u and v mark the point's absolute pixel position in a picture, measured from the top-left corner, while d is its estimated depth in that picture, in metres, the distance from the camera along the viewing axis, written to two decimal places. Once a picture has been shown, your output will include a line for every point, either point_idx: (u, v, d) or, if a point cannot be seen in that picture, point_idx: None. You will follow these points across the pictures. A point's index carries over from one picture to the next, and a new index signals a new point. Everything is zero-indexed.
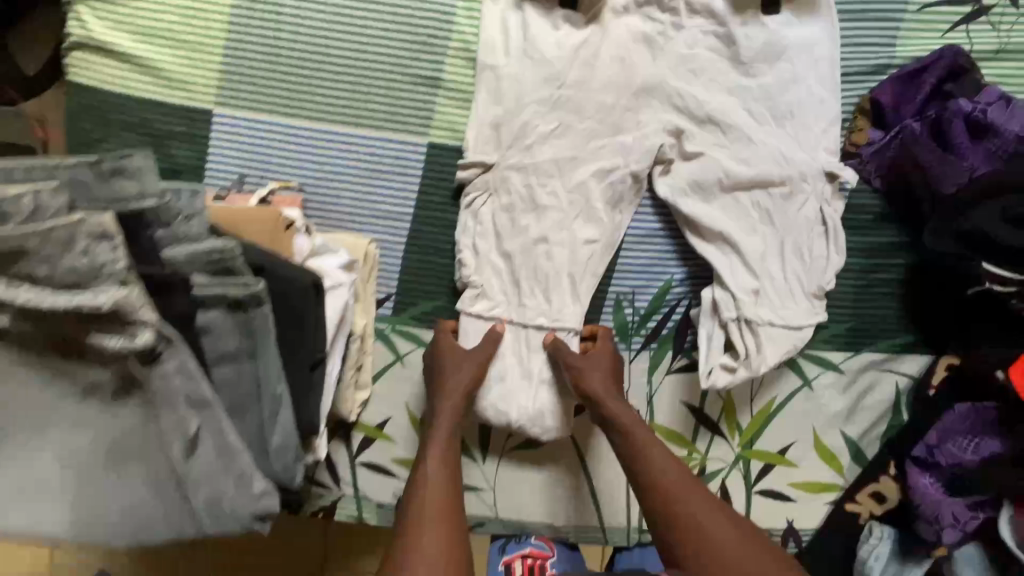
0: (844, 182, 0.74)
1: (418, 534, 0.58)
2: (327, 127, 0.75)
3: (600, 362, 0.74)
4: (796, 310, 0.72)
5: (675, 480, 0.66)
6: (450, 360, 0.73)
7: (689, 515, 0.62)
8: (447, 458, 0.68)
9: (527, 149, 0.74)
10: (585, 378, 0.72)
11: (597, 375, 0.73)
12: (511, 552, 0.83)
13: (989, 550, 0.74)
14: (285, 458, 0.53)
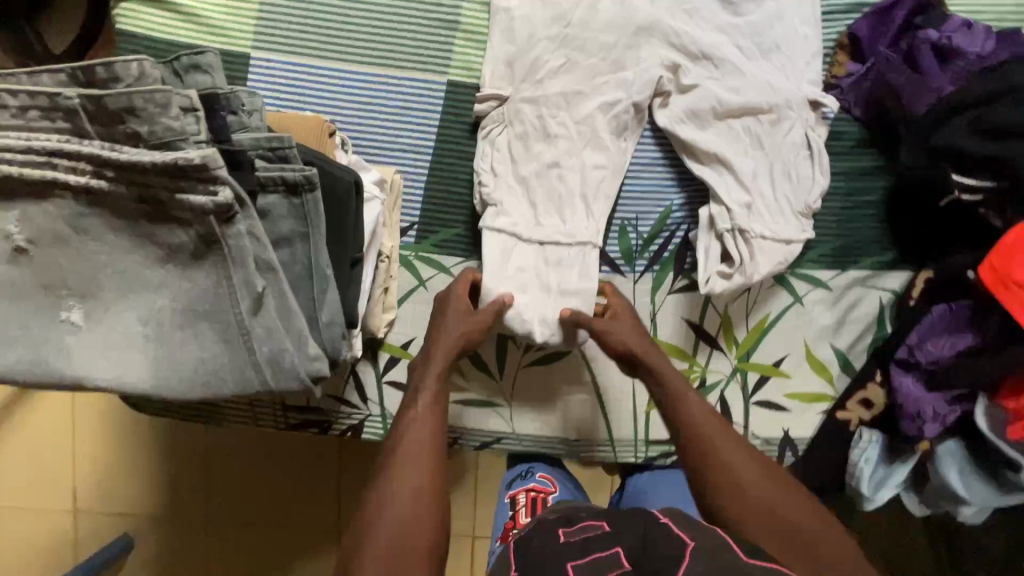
0: (827, 111, 0.82)
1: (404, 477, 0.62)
2: (355, 67, 0.82)
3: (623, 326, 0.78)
4: (786, 226, 0.80)
5: (703, 421, 0.67)
6: (453, 311, 0.77)
7: (715, 451, 0.64)
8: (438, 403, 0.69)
9: (538, 83, 0.82)
10: (612, 340, 0.76)
11: (628, 339, 0.76)
12: (517, 487, 0.98)
13: (971, 445, 0.80)
14: (333, 332, 0.60)
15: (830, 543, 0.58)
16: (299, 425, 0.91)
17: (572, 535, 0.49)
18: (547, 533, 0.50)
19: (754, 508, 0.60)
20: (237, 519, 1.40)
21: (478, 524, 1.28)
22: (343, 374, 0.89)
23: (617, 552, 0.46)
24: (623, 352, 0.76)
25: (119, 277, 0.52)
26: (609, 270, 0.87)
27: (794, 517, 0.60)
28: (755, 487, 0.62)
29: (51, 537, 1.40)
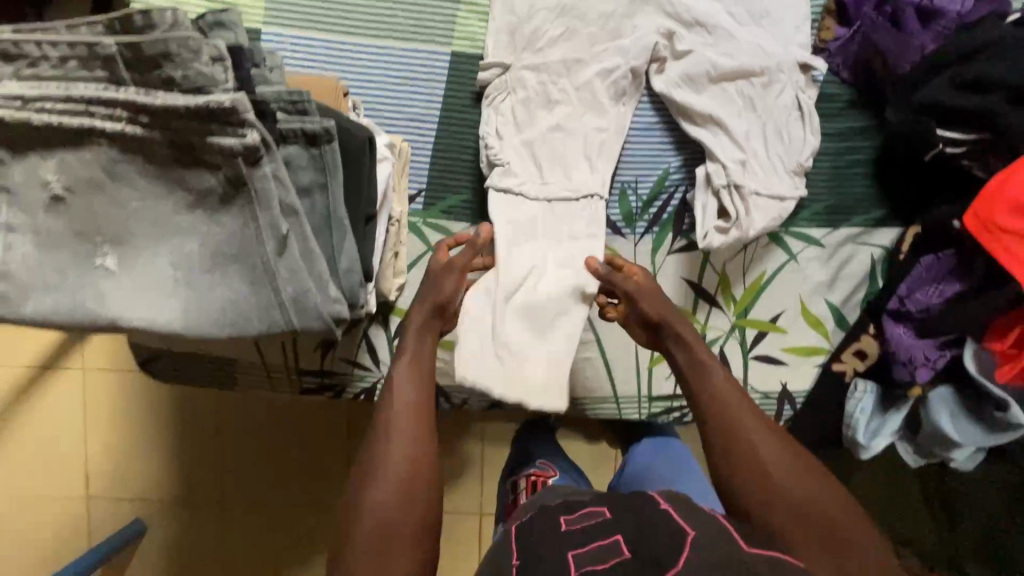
0: (816, 73, 0.85)
1: (386, 444, 0.66)
2: (362, 39, 0.86)
3: (651, 294, 0.79)
4: (780, 184, 0.83)
5: (722, 394, 0.70)
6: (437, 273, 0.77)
7: (739, 434, 0.67)
8: (417, 369, 0.72)
9: (539, 52, 0.85)
10: (642, 308, 0.78)
11: (656, 310, 0.77)
12: (519, 473, 1.13)
13: (961, 390, 0.83)
14: (351, 279, 0.63)
15: (841, 515, 0.62)
16: (314, 389, 0.95)
17: (573, 523, 0.57)
18: (552, 521, 0.58)
19: (769, 482, 0.64)
20: (246, 498, 1.43)
21: (484, 501, 1.31)
22: (356, 338, 0.92)
23: (617, 540, 0.54)
24: (651, 324, 0.78)
25: (150, 222, 0.55)
26: (611, 233, 0.91)
27: (808, 493, 0.63)
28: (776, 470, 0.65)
29: (66, 522, 1.43)
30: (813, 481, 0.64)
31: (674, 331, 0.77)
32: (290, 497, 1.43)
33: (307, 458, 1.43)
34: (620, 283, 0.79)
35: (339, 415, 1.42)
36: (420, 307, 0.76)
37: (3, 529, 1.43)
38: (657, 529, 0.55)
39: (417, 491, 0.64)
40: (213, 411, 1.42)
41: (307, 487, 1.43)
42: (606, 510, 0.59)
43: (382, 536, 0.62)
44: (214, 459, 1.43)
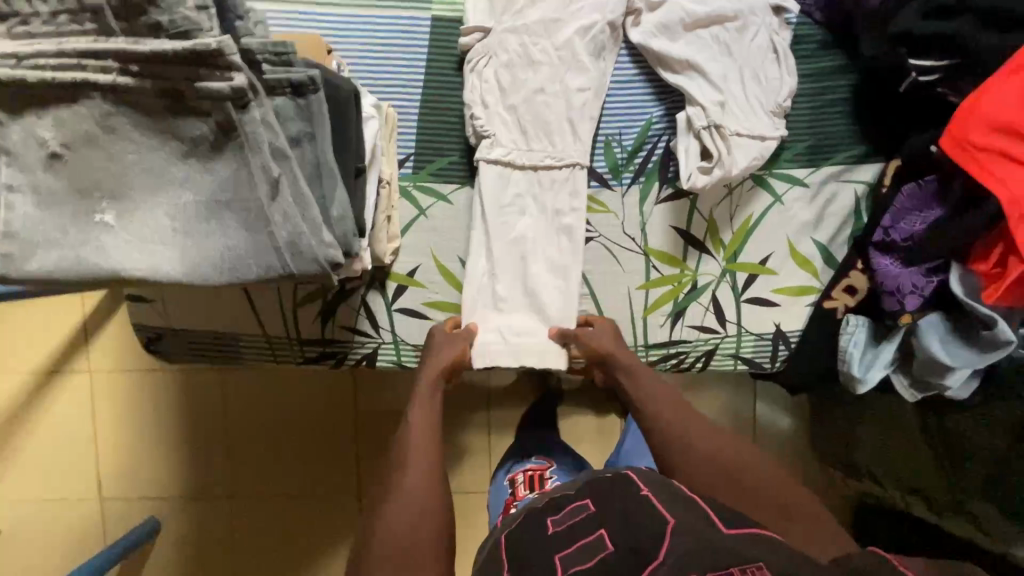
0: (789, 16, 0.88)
1: (398, 470, 0.71)
2: (345, 9, 0.88)
3: (605, 333, 0.89)
4: (761, 124, 0.85)
5: (667, 412, 0.77)
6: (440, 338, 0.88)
7: (684, 437, 0.73)
8: (426, 408, 0.79)
9: (518, 12, 0.87)
10: (593, 345, 0.87)
11: (604, 348, 0.87)
12: (516, 468, 1.15)
13: (950, 316, 0.85)
14: (343, 227, 0.65)
15: (800, 498, 0.68)
16: (317, 359, 0.96)
17: (559, 524, 0.62)
18: (541, 524, 0.63)
19: (722, 472, 0.70)
20: (253, 498, 1.45)
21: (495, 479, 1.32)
22: (354, 305, 0.94)
23: (602, 535, 0.58)
24: (600, 358, 0.87)
25: (146, 174, 0.57)
26: (599, 186, 0.92)
27: (760, 480, 0.69)
28: (724, 462, 0.70)
29: (82, 521, 1.44)
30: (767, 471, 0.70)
31: (619, 364, 0.86)
32: (295, 507, 1.45)
33: (310, 459, 1.44)
34: (572, 332, 0.88)
35: (344, 403, 1.43)
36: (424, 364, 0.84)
37: (19, 530, 1.44)
38: (638, 520, 0.58)
39: (431, 515, 0.67)
40: (219, 403, 1.44)
41: (314, 486, 1.44)
42: (589, 503, 0.63)
43: (397, 553, 0.63)
44: (222, 452, 1.44)
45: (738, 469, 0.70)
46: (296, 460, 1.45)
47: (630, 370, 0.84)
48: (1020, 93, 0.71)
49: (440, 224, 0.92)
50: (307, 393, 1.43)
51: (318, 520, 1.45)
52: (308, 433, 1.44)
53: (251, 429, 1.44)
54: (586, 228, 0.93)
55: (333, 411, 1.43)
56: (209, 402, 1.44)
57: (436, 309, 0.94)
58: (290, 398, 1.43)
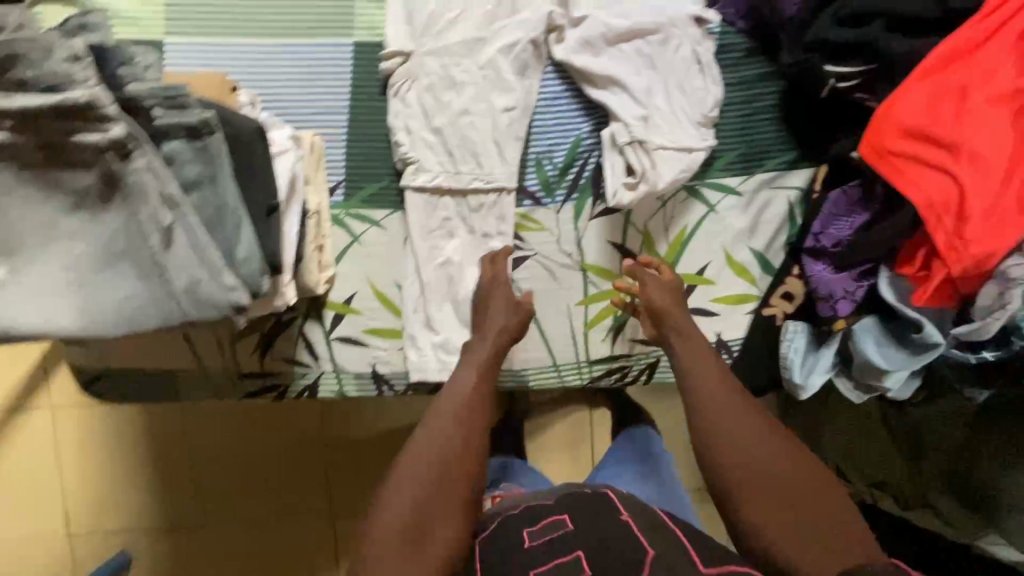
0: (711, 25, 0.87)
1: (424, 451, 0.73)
2: (268, 39, 0.87)
3: (669, 287, 0.87)
4: (687, 135, 0.85)
5: (706, 387, 0.77)
6: (502, 307, 0.85)
7: (713, 415, 0.74)
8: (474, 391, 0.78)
9: (438, 35, 0.86)
10: (651, 296, 0.85)
11: (665, 304, 0.84)
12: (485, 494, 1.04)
13: (883, 319, 0.85)
14: (251, 267, 0.63)
15: (818, 495, 0.69)
16: (258, 393, 0.95)
17: (534, 539, 0.68)
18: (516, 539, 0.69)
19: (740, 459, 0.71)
20: (229, 527, 1.43)
21: None
22: (293, 336, 0.93)
23: (578, 556, 0.64)
24: (657, 310, 0.84)
25: (36, 222, 0.55)
26: (532, 204, 0.92)
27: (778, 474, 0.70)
28: (748, 449, 0.71)
29: (48, 562, 1.42)
30: (803, 476, 0.70)
31: (678, 327, 0.83)
32: (274, 533, 1.43)
33: (288, 486, 1.43)
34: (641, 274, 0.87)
35: (311, 428, 1.42)
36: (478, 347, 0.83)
37: None
38: (614, 549, 0.65)
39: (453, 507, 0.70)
40: (184, 432, 1.41)
41: (296, 505, 1.43)
42: (568, 521, 0.69)
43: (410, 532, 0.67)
44: (192, 482, 1.43)
45: (768, 466, 0.70)
46: (274, 485, 1.43)
47: (686, 331, 0.82)
48: (931, 93, 0.72)
49: (374, 251, 0.91)
50: (277, 417, 1.41)
51: (297, 543, 1.43)
52: (286, 453, 1.42)
53: (220, 456, 1.42)
54: (522, 246, 0.92)
55: (300, 435, 1.42)
56: (173, 433, 1.42)
57: (375, 336, 0.93)
58: (260, 425, 1.42)
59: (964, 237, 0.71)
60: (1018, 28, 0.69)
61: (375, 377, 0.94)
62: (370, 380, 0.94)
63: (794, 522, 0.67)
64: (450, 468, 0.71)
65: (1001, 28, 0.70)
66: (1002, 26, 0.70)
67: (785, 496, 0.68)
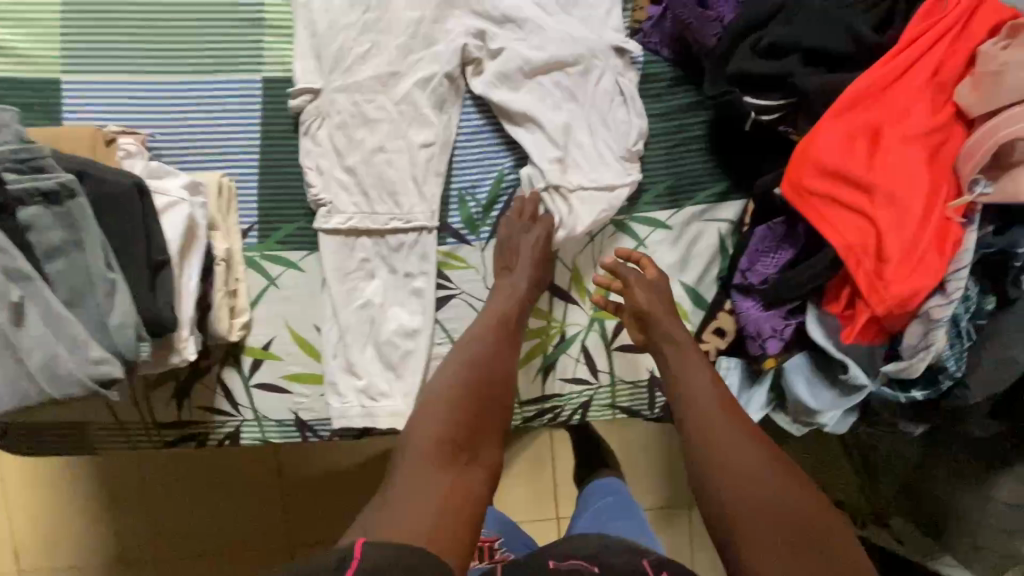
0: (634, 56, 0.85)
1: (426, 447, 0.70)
2: (169, 74, 0.83)
3: (656, 286, 0.85)
4: (609, 171, 0.82)
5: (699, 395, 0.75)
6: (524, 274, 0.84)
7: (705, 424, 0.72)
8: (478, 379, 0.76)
9: (348, 70, 0.82)
10: (637, 298, 0.84)
11: (652, 308, 0.83)
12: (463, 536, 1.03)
13: (814, 356, 0.83)
14: (126, 335, 0.59)
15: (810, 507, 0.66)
16: (177, 442, 0.91)
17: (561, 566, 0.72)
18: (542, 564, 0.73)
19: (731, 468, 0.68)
20: (177, 565, 1.36)
21: None
22: (209, 383, 0.89)
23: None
24: (643, 314, 0.83)
25: None
26: (456, 242, 0.88)
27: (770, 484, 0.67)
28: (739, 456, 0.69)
29: None
30: (797, 497, 0.66)
31: (664, 329, 0.81)
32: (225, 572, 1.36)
33: (252, 531, 1.37)
34: (625, 274, 0.85)
35: (263, 462, 1.37)
36: (491, 311, 0.81)
37: None
38: None
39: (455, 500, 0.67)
40: (138, 480, 1.36)
41: (265, 549, 1.36)
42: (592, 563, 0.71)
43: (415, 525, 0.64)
44: (138, 520, 1.36)
45: (760, 482, 0.66)
46: (240, 530, 1.37)
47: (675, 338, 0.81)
48: (845, 134, 0.69)
49: (292, 294, 0.88)
50: (234, 458, 1.37)
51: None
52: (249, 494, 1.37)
53: (176, 502, 1.36)
54: (447, 285, 0.89)
55: (258, 474, 1.37)
56: (120, 474, 1.36)
57: (296, 382, 0.89)
58: (214, 459, 1.37)
59: (884, 279, 0.69)
60: (931, 67, 0.68)
61: (298, 423, 0.90)
62: (293, 427, 0.91)
63: (789, 535, 0.63)
64: (479, 428, 0.73)
65: (912, 67, 0.68)
66: (914, 65, 0.68)
67: (779, 513, 0.64)
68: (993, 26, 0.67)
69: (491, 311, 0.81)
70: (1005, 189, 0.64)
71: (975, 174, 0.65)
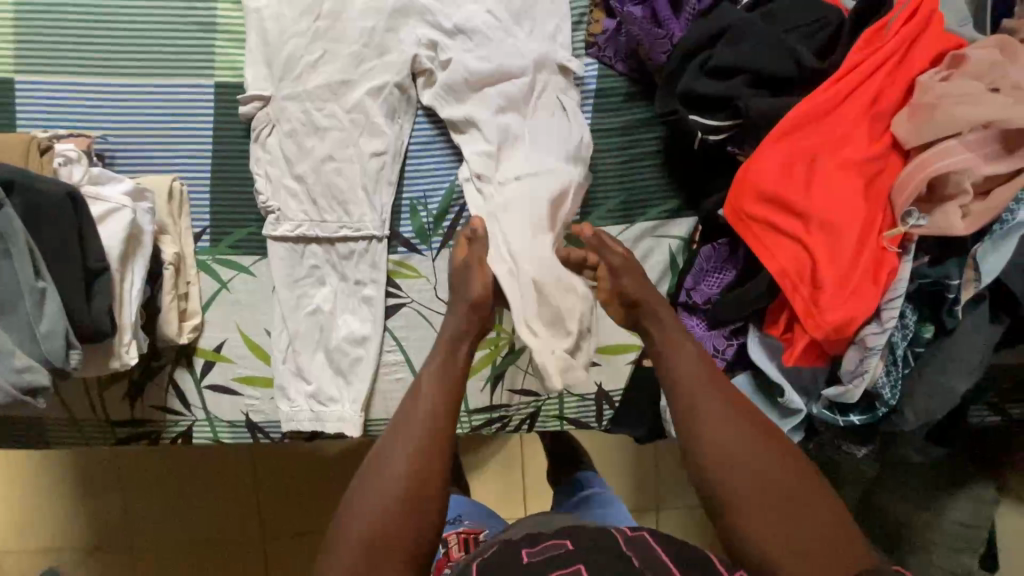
0: (578, 75, 0.87)
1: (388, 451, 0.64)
2: (122, 77, 0.83)
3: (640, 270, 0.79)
4: (545, 157, 0.83)
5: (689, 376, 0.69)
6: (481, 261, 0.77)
7: (694, 407, 0.66)
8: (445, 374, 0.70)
9: (297, 79, 0.83)
10: (623, 283, 0.77)
11: (642, 294, 0.76)
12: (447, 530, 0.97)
13: (757, 376, 0.83)
14: (54, 342, 0.62)
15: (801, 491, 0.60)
16: (130, 440, 0.91)
17: (534, 554, 0.59)
18: (513, 554, 0.60)
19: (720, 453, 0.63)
20: (160, 551, 1.39)
21: None
22: (162, 383, 0.89)
23: (581, 568, 0.55)
24: (629, 298, 0.77)
25: None
26: (406, 251, 0.89)
27: (759, 467, 0.61)
28: (727, 439, 0.63)
29: None
30: (811, 498, 0.59)
31: (655, 313, 0.75)
32: (207, 558, 1.39)
33: (225, 529, 1.39)
34: (603, 254, 0.79)
35: (241, 453, 1.39)
36: (455, 313, 0.75)
37: None
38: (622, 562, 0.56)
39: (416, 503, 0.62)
40: (114, 475, 1.38)
41: (238, 548, 1.39)
42: (567, 541, 0.60)
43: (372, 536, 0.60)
44: (118, 507, 1.38)
45: (750, 459, 0.62)
46: (213, 528, 1.39)
47: (659, 315, 0.75)
48: (785, 158, 0.69)
49: (242, 298, 0.88)
50: (206, 458, 1.39)
51: (231, 567, 1.39)
52: (222, 493, 1.39)
53: (149, 497, 1.39)
54: (397, 293, 0.89)
55: (229, 473, 1.39)
56: (94, 466, 1.38)
57: (248, 384, 0.90)
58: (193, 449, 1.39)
59: (820, 304, 0.68)
60: (871, 93, 0.68)
61: (249, 425, 0.90)
62: (244, 428, 0.91)
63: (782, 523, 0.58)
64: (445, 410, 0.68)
65: (853, 93, 0.69)
66: (854, 92, 0.68)
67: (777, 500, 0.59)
68: (936, 55, 0.68)
69: (457, 314, 0.75)
70: (937, 223, 0.65)
71: (908, 207, 0.66)
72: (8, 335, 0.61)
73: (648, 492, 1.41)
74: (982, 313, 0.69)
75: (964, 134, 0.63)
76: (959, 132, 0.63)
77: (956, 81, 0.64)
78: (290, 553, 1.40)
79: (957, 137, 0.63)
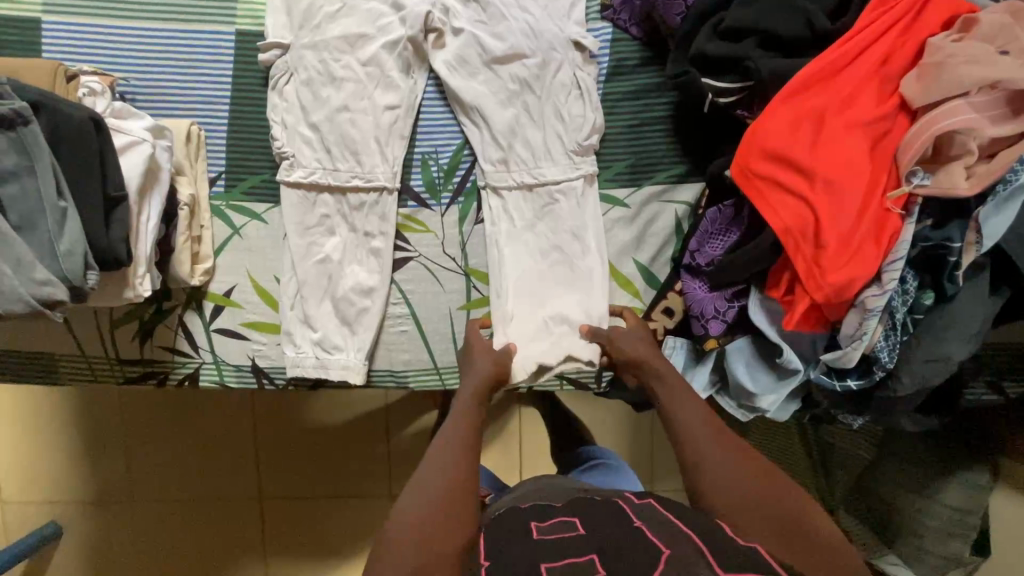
0: (592, 52, 0.88)
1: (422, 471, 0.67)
2: (146, 21, 0.85)
3: (637, 334, 0.83)
4: (555, 167, 0.87)
5: (696, 423, 0.71)
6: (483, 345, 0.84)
7: (690, 452, 0.69)
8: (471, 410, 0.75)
9: (316, 28, 0.86)
10: (621, 350, 0.82)
11: (639, 354, 0.81)
12: None
13: (757, 339, 0.84)
14: (73, 259, 0.64)
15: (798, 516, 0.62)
16: (137, 379, 0.92)
17: (544, 533, 0.58)
18: (524, 527, 0.60)
19: (723, 489, 0.65)
20: (157, 507, 1.41)
21: (394, 485, 1.42)
22: (172, 325, 0.90)
23: (593, 559, 0.53)
24: (631, 361, 0.81)
25: None
26: (416, 205, 0.90)
27: (753, 495, 0.64)
28: (714, 471, 0.66)
29: None
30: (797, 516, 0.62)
31: (656, 372, 0.79)
32: (202, 516, 1.42)
33: (222, 487, 1.41)
34: (605, 337, 0.84)
35: (242, 410, 1.41)
36: (470, 381, 0.79)
37: None
38: (629, 548, 0.54)
39: (459, 511, 0.63)
40: (119, 427, 1.40)
41: (234, 507, 1.41)
42: (579, 524, 0.59)
43: (423, 535, 0.60)
44: (122, 458, 1.41)
45: (747, 492, 0.64)
46: (212, 485, 1.41)
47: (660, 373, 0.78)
48: (792, 116, 0.71)
49: (253, 245, 0.90)
50: (207, 415, 1.41)
51: (229, 526, 1.41)
52: (221, 451, 1.41)
53: (150, 450, 1.41)
54: (406, 247, 0.90)
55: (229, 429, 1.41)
56: (99, 416, 1.41)
57: (254, 329, 0.91)
58: (200, 393, 1.41)
59: (822, 264, 0.69)
60: (880, 54, 0.70)
61: (254, 370, 0.91)
62: (250, 373, 0.91)
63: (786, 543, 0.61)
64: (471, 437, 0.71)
65: (861, 55, 0.71)
66: (863, 53, 0.70)
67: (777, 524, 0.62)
68: (945, 20, 0.70)
69: (473, 374, 0.80)
70: (942, 182, 0.66)
71: (913, 166, 0.67)
72: (29, 249, 0.63)
73: (641, 465, 1.43)
74: (980, 284, 0.70)
75: (972, 95, 0.65)
76: (968, 91, 0.65)
77: (966, 43, 0.65)
78: (288, 517, 1.42)
79: (965, 97, 0.65)
